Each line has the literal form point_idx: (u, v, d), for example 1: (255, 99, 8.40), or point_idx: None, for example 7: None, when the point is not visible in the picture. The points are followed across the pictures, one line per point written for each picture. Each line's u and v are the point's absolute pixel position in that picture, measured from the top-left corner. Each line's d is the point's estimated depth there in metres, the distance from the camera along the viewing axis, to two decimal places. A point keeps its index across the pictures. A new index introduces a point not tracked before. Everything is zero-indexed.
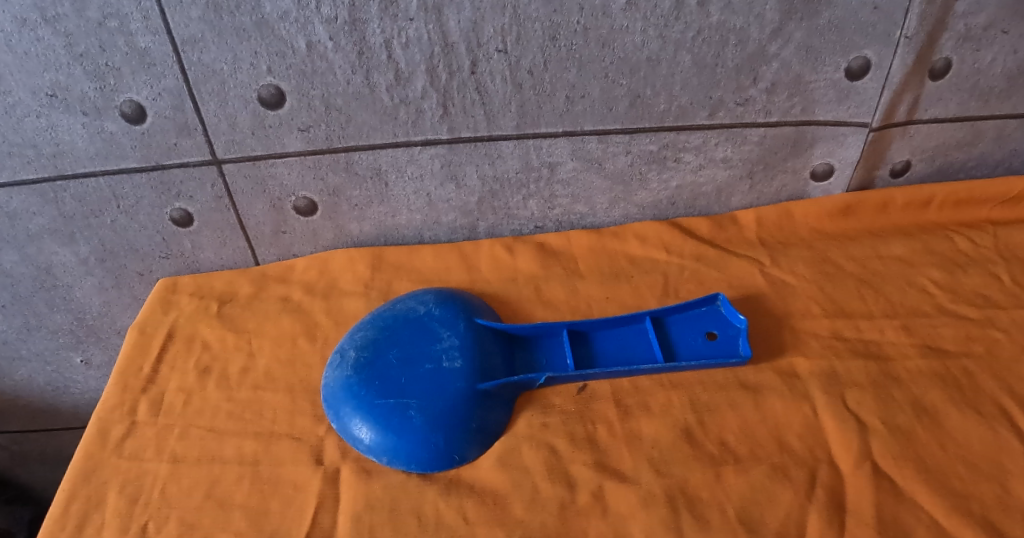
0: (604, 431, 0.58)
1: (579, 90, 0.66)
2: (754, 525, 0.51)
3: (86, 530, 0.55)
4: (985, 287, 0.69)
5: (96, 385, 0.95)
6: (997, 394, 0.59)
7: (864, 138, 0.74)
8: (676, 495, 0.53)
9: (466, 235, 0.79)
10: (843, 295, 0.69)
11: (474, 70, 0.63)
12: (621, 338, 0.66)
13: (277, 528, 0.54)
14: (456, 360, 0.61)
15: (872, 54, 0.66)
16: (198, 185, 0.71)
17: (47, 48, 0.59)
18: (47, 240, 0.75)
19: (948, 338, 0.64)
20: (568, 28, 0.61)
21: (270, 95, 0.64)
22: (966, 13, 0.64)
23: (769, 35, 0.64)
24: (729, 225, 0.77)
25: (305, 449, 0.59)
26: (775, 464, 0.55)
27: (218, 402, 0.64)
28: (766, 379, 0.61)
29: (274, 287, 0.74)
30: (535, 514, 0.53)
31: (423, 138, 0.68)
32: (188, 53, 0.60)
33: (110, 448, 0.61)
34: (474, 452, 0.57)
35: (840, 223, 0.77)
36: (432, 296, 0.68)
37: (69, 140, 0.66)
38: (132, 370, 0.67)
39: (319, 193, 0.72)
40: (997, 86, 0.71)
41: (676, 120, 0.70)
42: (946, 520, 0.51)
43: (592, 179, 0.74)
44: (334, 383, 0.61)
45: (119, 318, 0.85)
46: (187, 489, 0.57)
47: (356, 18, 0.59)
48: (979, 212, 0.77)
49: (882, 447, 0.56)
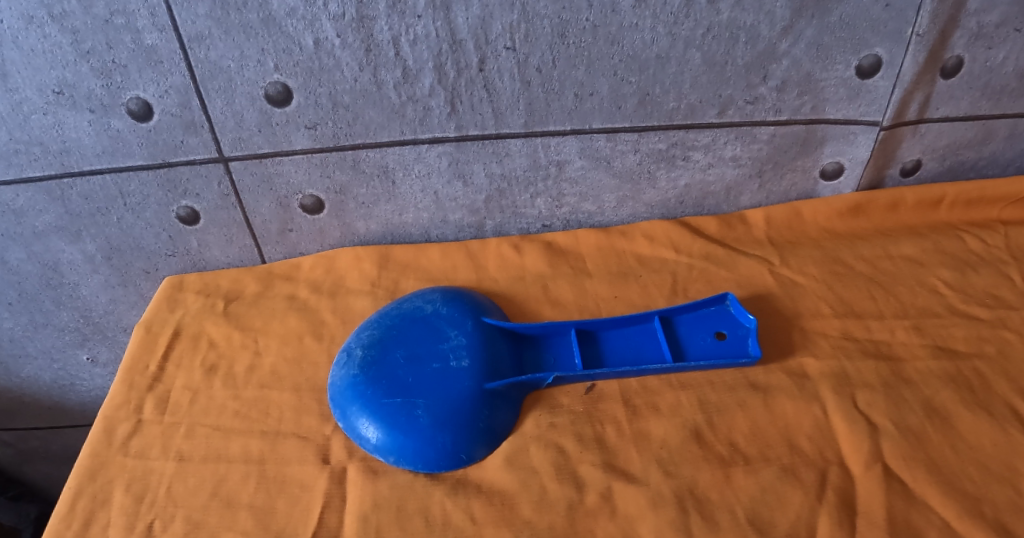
0: (612, 432, 0.58)
1: (587, 88, 0.66)
2: (764, 526, 0.51)
3: (91, 528, 0.55)
4: (997, 287, 0.68)
5: (102, 382, 0.95)
6: (1009, 395, 0.59)
7: (875, 137, 0.73)
8: (685, 496, 0.53)
9: (472, 234, 0.78)
10: (853, 295, 0.69)
11: (482, 67, 0.63)
12: (629, 338, 0.65)
13: (283, 528, 0.53)
14: (463, 359, 0.61)
15: (883, 51, 0.66)
16: (204, 183, 0.70)
17: (54, 45, 0.59)
18: (53, 237, 0.75)
19: (960, 339, 0.64)
20: (576, 26, 0.61)
21: (277, 93, 0.64)
22: (978, 10, 0.64)
23: (780, 32, 0.63)
24: (737, 224, 0.76)
25: (311, 448, 0.59)
26: (785, 465, 0.54)
27: (225, 400, 0.64)
28: (776, 379, 0.61)
29: (280, 286, 0.74)
30: (543, 515, 0.53)
31: (430, 136, 0.68)
32: (195, 50, 0.60)
33: (116, 446, 0.60)
34: (482, 452, 0.57)
35: (849, 222, 0.77)
36: (439, 295, 0.68)
37: (75, 138, 0.66)
38: (138, 368, 0.67)
39: (326, 191, 0.72)
40: (1009, 84, 0.70)
41: (685, 118, 0.69)
42: (959, 523, 0.50)
43: (600, 177, 0.74)
44: (341, 382, 0.61)
45: (125, 316, 0.85)
46: (193, 487, 0.57)
47: (364, 15, 0.58)
48: (990, 212, 0.77)
49: (893, 449, 0.55)
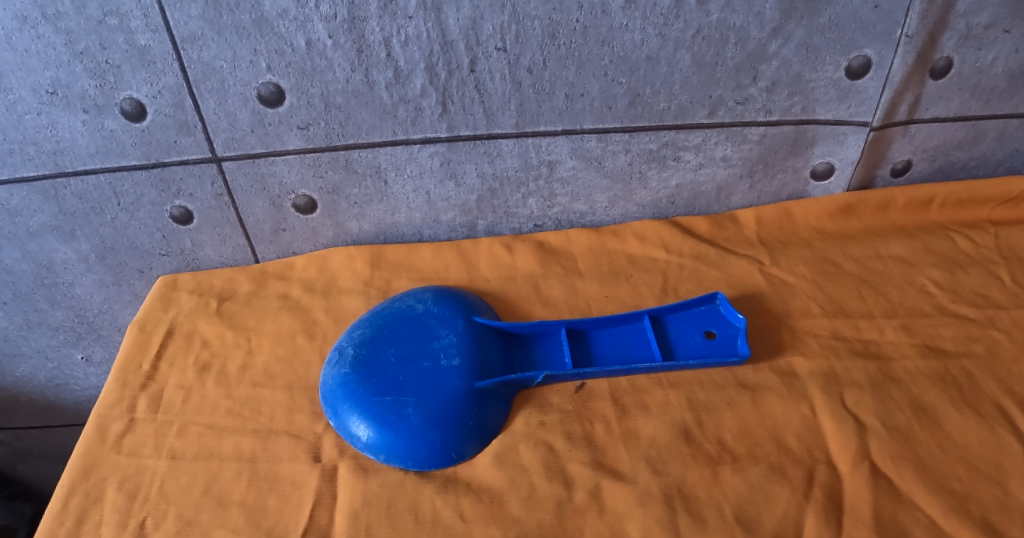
0: (601, 430, 0.58)
1: (578, 88, 0.66)
2: (751, 524, 0.51)
3: (84, 525, 0.55)
4: (986, 287, 0.69)
5: (97, 381, 0.95)
6: (997, 394, 0.59)
7: (865, 138, 0.73)
8: (673, 494, 0.53)
9: (465, 234, 0.79)
10: (843, 295, 0.69)
11: (473, 68, 0.63)
12: (619, 337, 0.66)
13: (274, 525, 0.54)
14: (454, 358, 0.61)
15: (873, 52, 0.66)
16: (197, 182, 0.71)
17: (48, 46, 0.59)
18: (48, 237, 0.75)
19: (948, 338, 0.64)
20: (567, 26, 0.61)
21: (269, 93, 0.64)
22: (967, 12, 0.64)
23: (769, 33, 0.64)
24: (729, 224, 0.77)
25: (302, 446, 0.59)
26: (773, 464, 0.55)
27: (217, 399, 0.64)
28: (765, 378, 0.61)
29: (273, 285, 0.74)
30: (532, 512, 0.53)
31: (423, 136, 0.68)
32: (188, 51, 0.61)
33: (109, 444, 0.61)
34: (472, 450, 0.57)
35: (840, 222, 0.77)
36: (431, 294, 0.68)
37: (69, 138, 0.66)
38: (132, 366, 0.67)
39: (318, 191, 0.73)
40: (998, 86, 0.71)
41: (676, 118, 0.69)
42: (945, 521, 0.51)
43: (591, 177, 0.74)
44: (332, 380, 0.62)
45: (120, 315, 0.86)
46: (185, 485, 0.57)
47: (355, 16, 0.59)
48: (980, 212, 0.77)
49: (880, 447, 0.56)
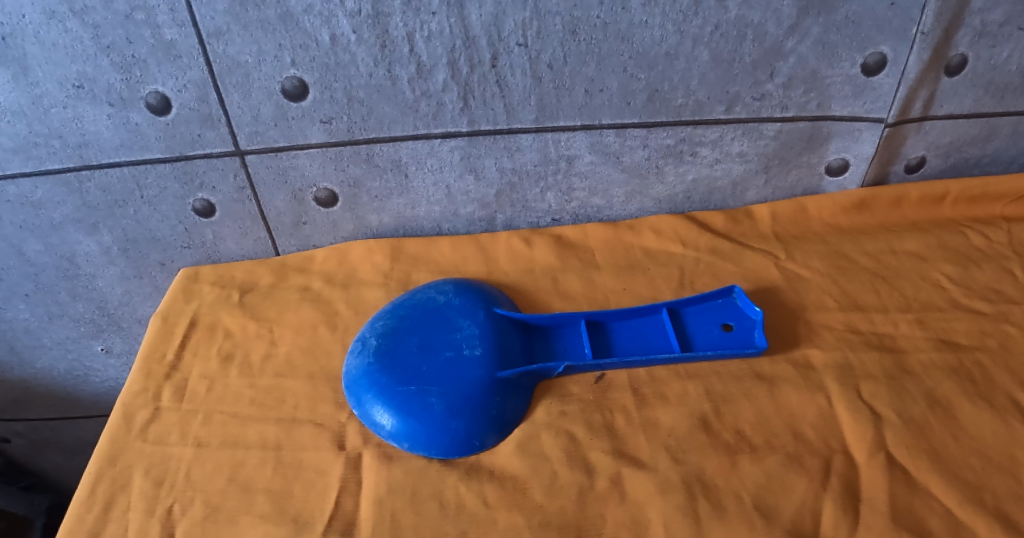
0: (621, 419, 0.59)
1: (598, 84, 0.67)
2: (770, 512, 0.52)
3: (112, 511, 0.56)
4: (1000, 282, 0.70)
5: (116, 373, 0.96)
6: (1010, 387, 0.60)
7: (879, 134, 0.74)
8: (693, 482, 0.54)
9: (484, 227, 0.80)
10: (857, 289, 0.70)
11: (494, 63, 0.64)
12: (637, 329, 0.67)
13: (300, 511, 0.55)
14: (476, 348, 0.62)
15: (889, 50, 0.67)
16: (220, 176, 0.72)
17: (75, 40, 0.60)
18: (71, 230, 0.76)
19: (962, 332, 0.65)
20: (587, 23, 0.62)
21: (293, 87, 0.65)
22: (982, 9, 0.65)
23: (786, 30, 0.64)
24: (744, 219, 0.78)
25: (326, 434, 0.60)
26: (790, 453, 0.56)
27: (241, 388, 0.65)
28: (781, 370, 0.62)
29: (295, 277, 0.75)
30: (555, 499, 0.54)
31: (443, 130, 0.69)
32: (214, 45, 0.62)
33: (134, 433, 0.62)
34: (494, 438, 0.58)
35: (854, 218, 0.78)
36: (451, 286, 0.69)
37: (94, 131, 0.67)
38: (156, 356, 0.68)
39: (339, 184, 0.74)
40: (1012, 82, 0.71)
41: (692, 114, 0.70)
42: (960, 510, 0.51)
43: (608, 172, 0.75)
44: (355, 370, 0.63)
45: (140, 307, 0.87)
46: (210, 473, 0.58)
47: (379, 12, 0.60)
48: (992, 209, 0.78)
49: (895, 438, 0.56)
